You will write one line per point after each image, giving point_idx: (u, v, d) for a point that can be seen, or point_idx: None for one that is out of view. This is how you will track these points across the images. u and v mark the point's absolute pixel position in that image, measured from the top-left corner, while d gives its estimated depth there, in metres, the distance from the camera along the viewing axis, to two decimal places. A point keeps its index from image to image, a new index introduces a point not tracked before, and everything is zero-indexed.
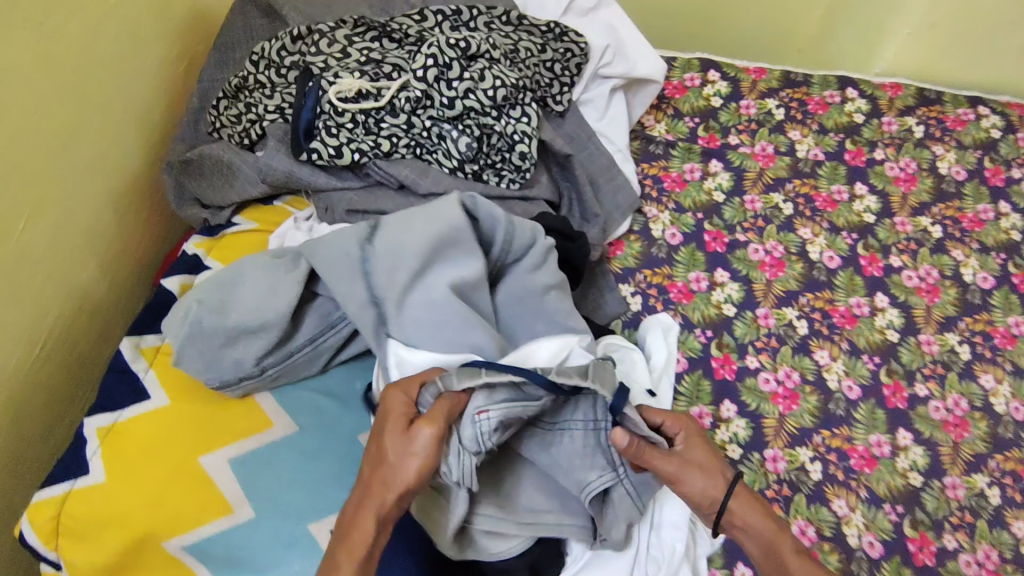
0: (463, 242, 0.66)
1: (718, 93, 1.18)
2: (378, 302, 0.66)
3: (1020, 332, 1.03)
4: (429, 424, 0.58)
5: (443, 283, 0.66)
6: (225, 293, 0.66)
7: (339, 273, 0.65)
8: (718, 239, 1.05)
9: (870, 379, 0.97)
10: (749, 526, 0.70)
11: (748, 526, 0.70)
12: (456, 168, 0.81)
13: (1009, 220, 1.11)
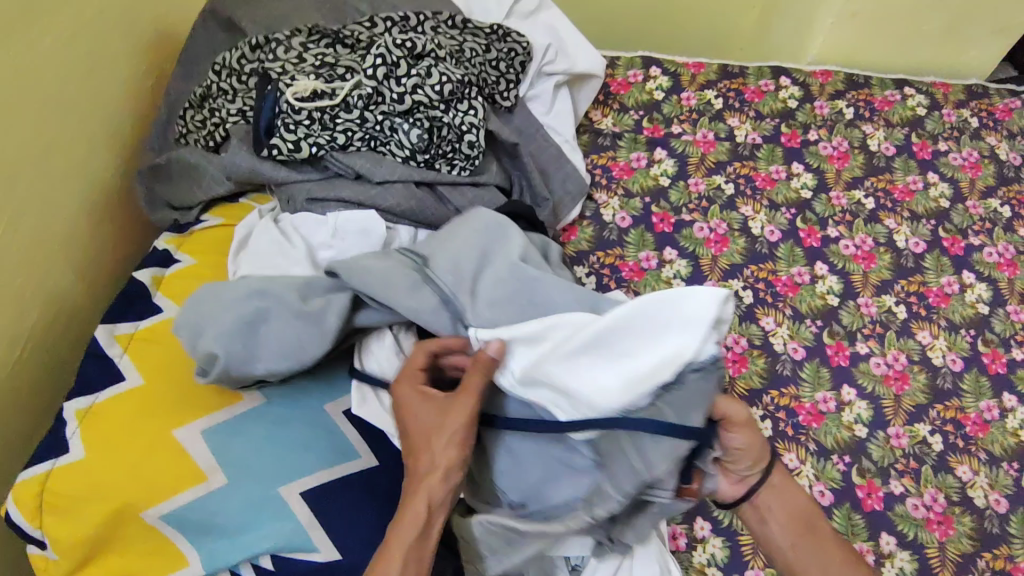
0: (503, 235, 0.74)
1: (660, 87, 1.26)
2: (449, 301, 0.70)
3: (952, 291, 1.09)
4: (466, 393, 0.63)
5: (506, 263, 0.71)
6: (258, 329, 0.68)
7: (401, 279, 0.70)
8: (666, 220, 1.12)
9: (813, 341, 1.03)
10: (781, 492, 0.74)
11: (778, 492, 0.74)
12: (409, 157, 0.87)
13: (938, 188, 1.19)
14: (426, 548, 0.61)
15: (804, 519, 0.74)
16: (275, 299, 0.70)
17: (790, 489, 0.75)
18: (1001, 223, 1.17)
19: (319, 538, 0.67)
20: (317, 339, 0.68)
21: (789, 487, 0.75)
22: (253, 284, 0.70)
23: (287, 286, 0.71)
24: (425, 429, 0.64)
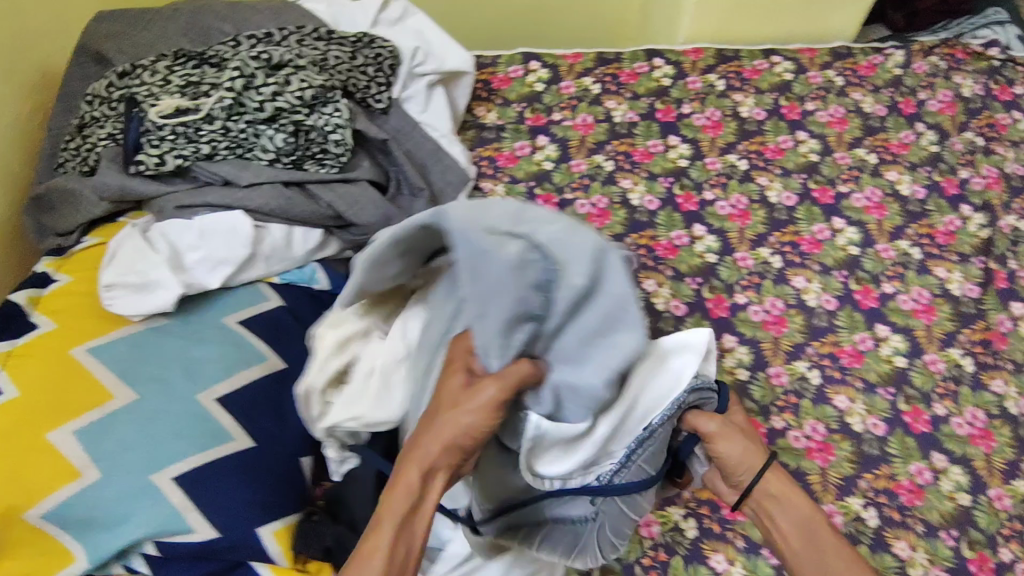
0: None
1: (540, 79, 1.32)
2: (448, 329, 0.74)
3: (823, 237, 1.16)
4: (495, 383, 0.63)
5: None
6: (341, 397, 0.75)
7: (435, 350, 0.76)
8: (550, 201, 1.17)
9: (693, 297, 1.09)
10: (783, 500, 0.81)
11: (781, 498, 0.82)
12: (274, 160, 0.93)
13: (807, 145, 1.27)
14: (416, 525, 0.64)
15: (809, 524, 0.80)
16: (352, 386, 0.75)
17: (797, 498, 0.81)
18: (868, 169, 1.24)
19: (194, 520, 0.72)
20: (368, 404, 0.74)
21: (795, 495, 0.82)
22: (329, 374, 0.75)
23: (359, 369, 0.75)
24: (456, 411, 0.64)
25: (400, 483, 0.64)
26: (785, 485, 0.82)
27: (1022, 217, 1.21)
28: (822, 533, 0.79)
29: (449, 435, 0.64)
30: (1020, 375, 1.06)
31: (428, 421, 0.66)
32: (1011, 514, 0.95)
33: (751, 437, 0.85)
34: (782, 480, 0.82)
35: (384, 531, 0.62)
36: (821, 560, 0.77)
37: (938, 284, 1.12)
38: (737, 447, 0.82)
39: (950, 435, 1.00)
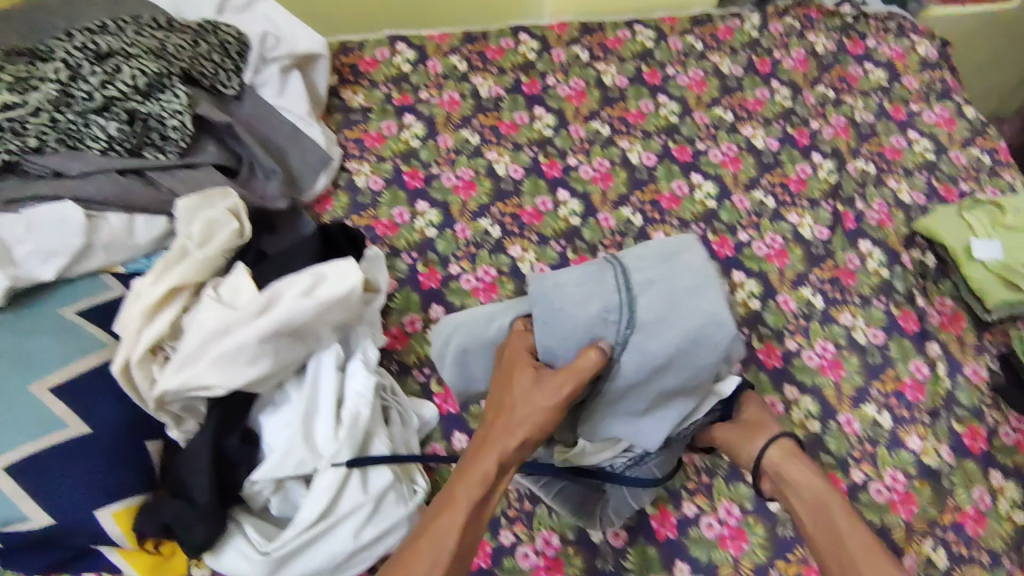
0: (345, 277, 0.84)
1: (407, 59, 1.34)
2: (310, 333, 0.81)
3: (682, 193, 1.21)
4: (569, 383, 0.76)
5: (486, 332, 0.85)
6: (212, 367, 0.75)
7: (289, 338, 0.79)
8: (415, 177, 1.19)
9: (558, 259, 1.13)
10: (793, 468, 0.86)
11: (793, 471, 0.86)
12: (107, 149, 0.93)
13: (667, 108, 1.31)
14: (448, 537, 0.69)
15: (820, 499, 0.82)
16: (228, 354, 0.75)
17: (808, 474, 0.85)
18: (725, 127, 1.30)
19: (28, 508, 0.72)
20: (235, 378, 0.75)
21: (806, 470, 0.85)
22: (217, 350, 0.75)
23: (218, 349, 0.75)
24: (500, 416, 0.77)
25: (460, 476, 0.74)
26: (794, 461, 0.86)
27: (869, 160, 1.27)
28: (837, 506, 0.81)
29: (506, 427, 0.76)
30: (869, 308, 1.10)
31: (511, 407, 0.77)
32: (861, 437, 0.99)
33: (763, 421, 0.91)
34: (791, 456, 0.87)
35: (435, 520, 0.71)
36: (834, 533, 0.79)
37: (790, 229, 1.18)
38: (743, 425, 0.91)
39: (801, 367, 1.04)
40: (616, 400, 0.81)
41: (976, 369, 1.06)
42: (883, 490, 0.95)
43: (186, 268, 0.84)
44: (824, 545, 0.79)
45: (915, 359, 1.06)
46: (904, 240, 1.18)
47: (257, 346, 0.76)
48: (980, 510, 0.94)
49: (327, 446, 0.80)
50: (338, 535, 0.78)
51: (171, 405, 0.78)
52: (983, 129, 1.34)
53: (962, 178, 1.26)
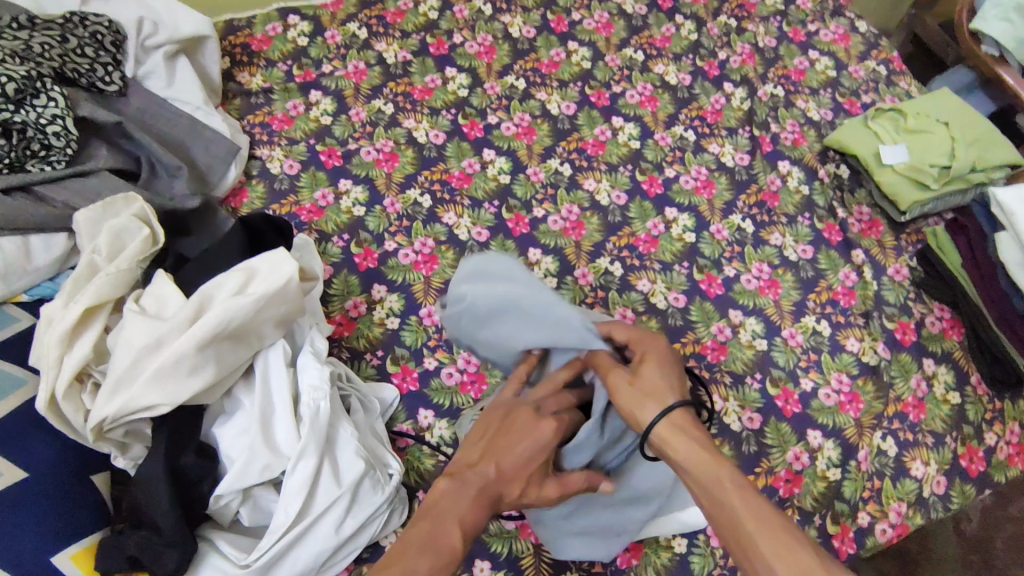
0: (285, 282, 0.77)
1: (302, 33, 1.26)
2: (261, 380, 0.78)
3: (606, 138, 1.21)
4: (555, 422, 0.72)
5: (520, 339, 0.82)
6: (155, 384, 0.69)
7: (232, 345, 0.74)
8: (333, 155, 1.13)
9: (494, 220, 1.10)
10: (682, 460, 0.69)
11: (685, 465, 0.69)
12: None
13: (578, 54, 1.30)
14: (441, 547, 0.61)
15: (711, 487, 0.67)
16: (168, 365, 0.69)
17: (698, 447, 0.69)
18: (637, 67, 1.30)
19: None
20: (185, 391, 0.70)
21: (694, 445, 0.69)
22: (157, 365, 0.69)
23: (157, 362, 0.69)
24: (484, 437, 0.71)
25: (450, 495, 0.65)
26: (687, 432, 0.70)
27: (777, 84, 1.31)
28: (734, 482, 0.67)
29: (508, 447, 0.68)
30: (795, 226, 1.15)
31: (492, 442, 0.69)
32: (805, 347, 1.04)
33: (671, 375, 0.75)
34: (680, 435, 0.70)
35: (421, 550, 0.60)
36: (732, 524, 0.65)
37: (713, 159, 1.21)
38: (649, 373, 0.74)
39: (742, 291, 1.08)
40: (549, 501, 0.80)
41: (898, 268, 1.11)
42: (832, 393, 1.00)
43: (99, 283, 0.77)
44: (724, 526, 0.65)
45: (843, 268, 1.11)
46: (818, 157, 1.23)
47: (196, 354, 0.70)
48: (919, 397, 1.01)
49: (290, 446, 0.76)
50: (319, 533, 0.75)
51: (112, 433, 0.71)
52: (876, 41, 1.39)
53: (863, 90, 1.32)
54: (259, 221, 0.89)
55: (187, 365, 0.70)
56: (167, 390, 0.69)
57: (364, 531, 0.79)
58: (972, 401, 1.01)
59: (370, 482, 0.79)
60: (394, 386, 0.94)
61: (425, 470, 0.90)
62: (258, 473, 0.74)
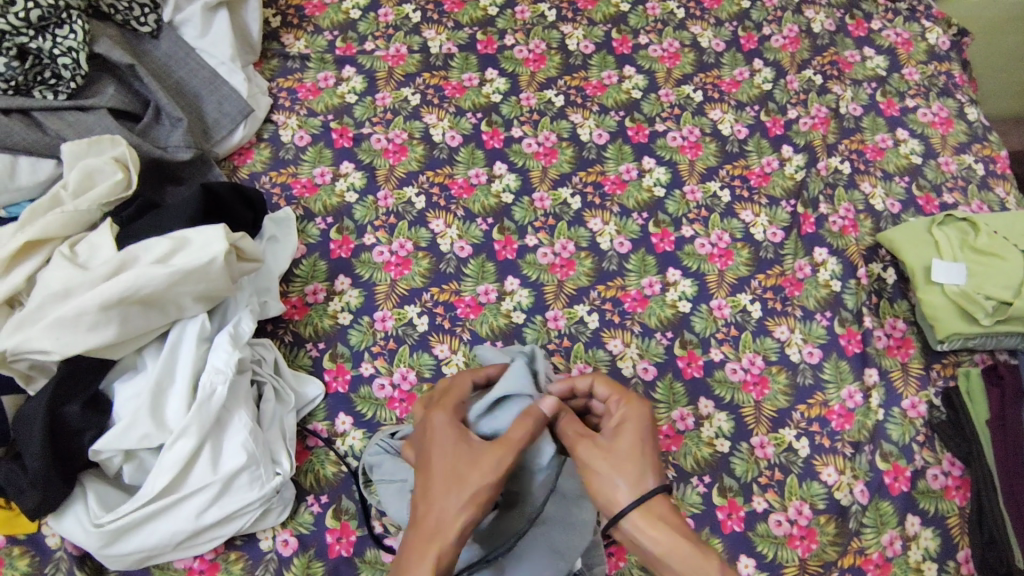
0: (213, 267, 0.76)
1: (357, 5, 1.24)
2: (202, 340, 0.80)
3: (630, 177, 1.11)
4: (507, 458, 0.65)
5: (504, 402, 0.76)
6: (55, 328, 0.71)
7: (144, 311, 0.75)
8: (344, 136, 1.11)
9: (482, 238, 1.05)
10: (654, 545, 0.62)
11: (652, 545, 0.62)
12: None
13: (631, 81, 1.21)
14: None
15: (688, 573, 0.61)
16: (70, 313, 0.70)
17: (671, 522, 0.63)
18: (691, 107, 1.19)
19: None
20: (79, 343, 0.71)
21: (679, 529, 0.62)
22: (62, 311, 0.70)
23: (65, 308, 0.71)
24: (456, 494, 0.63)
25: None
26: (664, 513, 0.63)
27: (845, 158, 1.16)
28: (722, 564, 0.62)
29: (461, 528, 0.61)
30: (809, 323, 1.01)
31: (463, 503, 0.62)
32: (772, 463, 0.92)
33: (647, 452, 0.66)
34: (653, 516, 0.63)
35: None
36: None
37: (741, 227, 1.08)
38: (627, 442, 0.67)
39: (721, 381, 0.97)
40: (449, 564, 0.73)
41: (915, 402, 0.96)
42: (783, 522, 0.88)
43: (51, 218, 0.79)
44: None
45: (849, 384, 0.97)
46: (865, 252, 1.08)
47: (98, 312, 0.71)
48: (887, 556, 0.87)
49: (177, 420, 0.76)
50: (181, 513, 0.75)
51: (16, 363, 0.74)
52: (983, 134, 1.21)
53: (947, 187, 1.14)
54: (225, 190, 0.88)
55: (90, 318, 0.71)
56: (64, 335, 0.71)
57: (231, 522, 0.78)
58: None
59: (249, 476, 0.77)
60: (322, 382, 0.92)
61: (323, 476, 0.87)
62: (139, 440, 0.74)
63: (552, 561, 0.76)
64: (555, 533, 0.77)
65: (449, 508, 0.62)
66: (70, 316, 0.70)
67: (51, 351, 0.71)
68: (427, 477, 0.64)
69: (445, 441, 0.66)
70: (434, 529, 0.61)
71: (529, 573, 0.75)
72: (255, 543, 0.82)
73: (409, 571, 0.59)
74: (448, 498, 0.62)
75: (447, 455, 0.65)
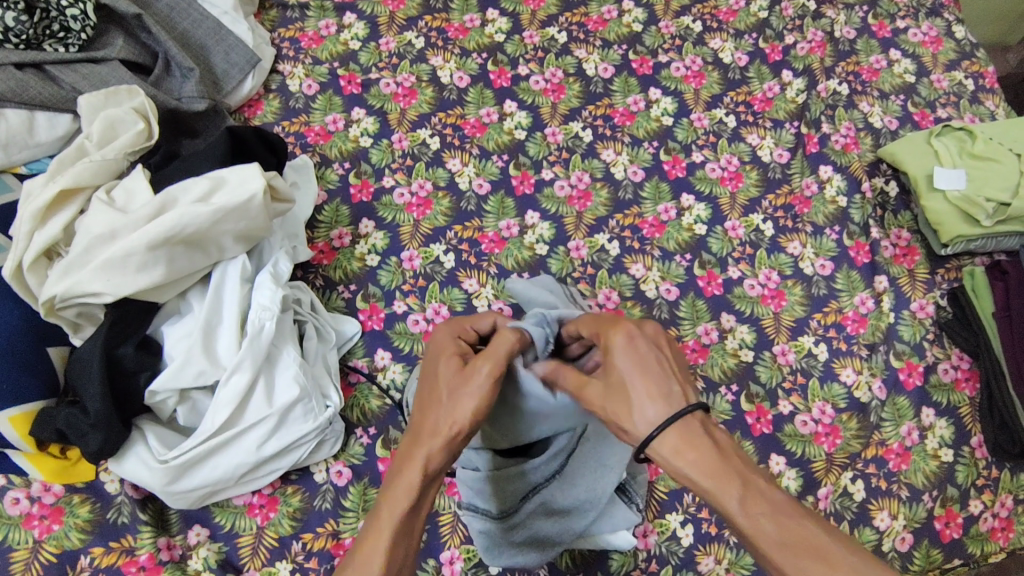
0: (252, 206, 0.78)
1: None
2: (245, 281, 0.82)
3: (638, 109, 1.13)
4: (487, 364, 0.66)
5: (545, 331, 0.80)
6: (105, 269, 0.72)
7: (186, 251, 0.76)
8: (352, 82, 1.11)
9: (499, 175, 1.07)
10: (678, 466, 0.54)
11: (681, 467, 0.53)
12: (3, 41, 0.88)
13: (632, 14, 1.22)
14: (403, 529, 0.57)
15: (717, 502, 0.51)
16: (119, 255, 0.72)
17: (693, 433, 0.54)
18: (692, 38, 1.21)
19: None
20: (131, 283, 0.73)
21: (706, 450, 0.53)
22: (109, 253, 0.72)
23: (113, 250, 0.72)
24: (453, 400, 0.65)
25: (401, 481, 0.59)
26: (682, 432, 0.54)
27: (843, 80, 1.19)
28: (753, 480, 0.51)
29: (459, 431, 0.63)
30: (820, 238, 1.05)
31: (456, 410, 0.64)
32: (794, 368, 0.96)
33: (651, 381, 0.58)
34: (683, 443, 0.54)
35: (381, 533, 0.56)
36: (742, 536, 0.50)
37: (749, 151, 1.11)
38: (616, 373, 0.60)
39: (741, 296, 1.01)
40: (509, 489, 0.78)
41: (923, 305, 1.02)
42: (809, 422, 0.93)
43: (80, 168, 0.79)
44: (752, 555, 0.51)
45: (861, 292, 1.02)
46: (867, 168, 1.12)
47: (146, 253, 0.73)
48: (906, 446, 0.93)
49: (228, 357, 0.78)
50: (242, 446, 0.78)
51: (64, 311, 0.75)
52: (972, 51, 1.25)
53: (941, 103, 1.18)
54: (249, 133, 0.89)
55: (139, 259, 0.73)
56: (114, 277, 0.72)
57: (289, 454, 0.81)
58: (964, 463, 0.92)
59: (302, 408, 0.80)
60: (358, 321, 0.94)
61: (369, 409, 0.90)
62: (193, 378, 0.76)
63: (603, 472, 0.79)
64: (602, 448, 0.79)
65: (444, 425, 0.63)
66: (120, 258, 0.72)
67: (104, 293, 0.72)
68: (426, 401, 0.67)
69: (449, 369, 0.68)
70: (428, 433, 0.63)
71: (582, 486, 0.79)
72: (311, 475, 0.85)
73: (403, 475, 0.60)
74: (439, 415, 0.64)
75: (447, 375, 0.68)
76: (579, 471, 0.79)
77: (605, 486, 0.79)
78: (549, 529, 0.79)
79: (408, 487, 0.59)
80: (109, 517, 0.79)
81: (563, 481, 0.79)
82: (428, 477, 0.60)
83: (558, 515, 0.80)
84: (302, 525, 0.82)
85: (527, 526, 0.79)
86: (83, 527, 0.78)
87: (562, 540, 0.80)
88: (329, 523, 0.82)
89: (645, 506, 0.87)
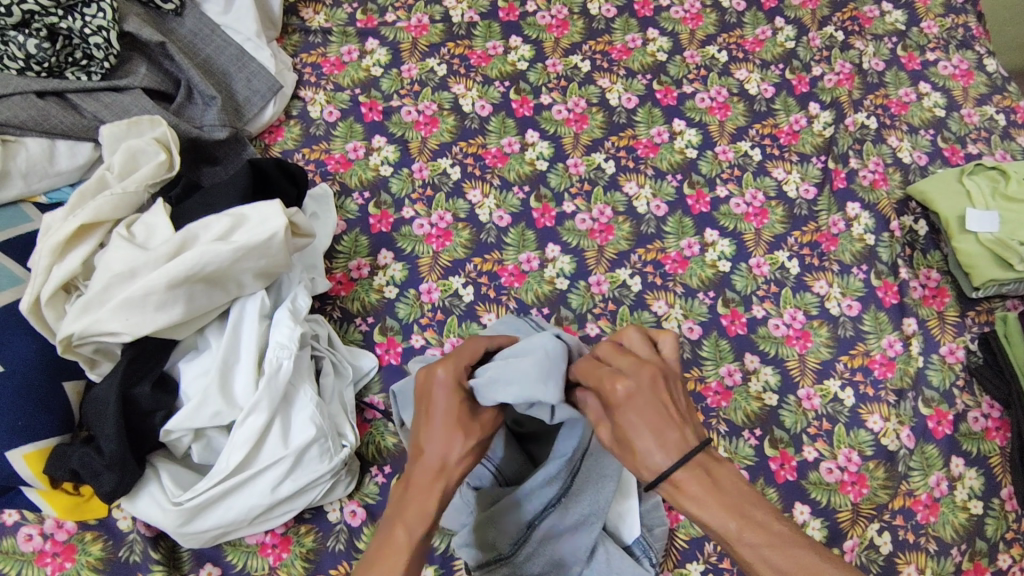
0: (269, 245, 0.77)
1: None
2: (263, 317, 0.81)
3: (661, 141, 1.12)
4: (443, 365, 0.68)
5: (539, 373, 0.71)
6: (122, 308, 0.72)
7: (201, 287, 0.75)
8: (374, 109, 1.10)
9: (520, 207, 1.05)
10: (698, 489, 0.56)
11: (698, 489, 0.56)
12: (26, 68, 0.88)
13: (656, 43, 1.20)
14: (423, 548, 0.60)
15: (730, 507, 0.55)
16: (134, 294, 0.71)
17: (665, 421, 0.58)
18: (717, 68, 1.19)
19: None
20: (149, 321, 0.73)
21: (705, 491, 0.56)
22: (127, 293, 0.72)
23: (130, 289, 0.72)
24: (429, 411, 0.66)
25: (415, 501, 0.61)
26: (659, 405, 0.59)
27: (871, 114, 1.16)
28: (750, 511, 0.55)
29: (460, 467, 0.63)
30: (847, 277, 1.03)
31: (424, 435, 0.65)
32: (819, 414, 0.94)
33: (668, 406, 0.59)
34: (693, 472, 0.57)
35: (401, 548, 0.58)
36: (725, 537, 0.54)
37: (774, 185, 1.09)
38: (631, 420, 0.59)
39: (765, 336, 0.98)
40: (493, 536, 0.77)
41: (952, 349, 0.99)
42: (835, 469, 0.91)
43: (101, 201, 0.78)
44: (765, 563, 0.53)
45: (888, 334, 0.99)
46: (896, 206, 1.10)
47: (164, 292, 0.72)
48: (935, 497, 0.90)
49: (243, 397, 0.77)
50: (255, 489, 0.76)
51: (80, 348, 0.74)
52: (1003, 85, 1.22)
53: (971, 139, 1.16)
54: (268, 166, 0.89)
55: (157, 296, 0.72)
56: (130, 316, 0.72)
57: (302, 495, 0.79)
58: (994, 516, 0.90)
59: (315, 449, 0.78)
60: (375, 355, 0.92)
61: (385, 447, 0.88)
62: (205, 420, 0.76)
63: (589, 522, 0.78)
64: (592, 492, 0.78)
65: (449, 449, 0.63)
66: (138, 297, 0.72)
67: (121, 333, 0.72)
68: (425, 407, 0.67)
69: (444, 396, 0.66)
70: (435, 462, 0.62)
71: (585, 500, 0.78)
72: (324, 514, 0.83)
73: (418, 495, 0.61)
74: (437, 443, 0.63)
75: (446, 404, 0.65)
76: (581, 487, 0.78)
77: (604, 497, 0.78)
78: (562, 551, 0.78)
79: (424, 506, 0.60)
80: (121, 555, 0.78)
81: (565, 502, 0.77)
82: (441, 503, 0.62)
83: (565, 535, 0.78)
84: (315, 566, 0.80)
85: (540, 554, 0.78)
86: (94, 565, 0.77)
87: (575, 561, 0.78)
88: (343, 565, 0.80)
89: (664, 555, 0.85)
